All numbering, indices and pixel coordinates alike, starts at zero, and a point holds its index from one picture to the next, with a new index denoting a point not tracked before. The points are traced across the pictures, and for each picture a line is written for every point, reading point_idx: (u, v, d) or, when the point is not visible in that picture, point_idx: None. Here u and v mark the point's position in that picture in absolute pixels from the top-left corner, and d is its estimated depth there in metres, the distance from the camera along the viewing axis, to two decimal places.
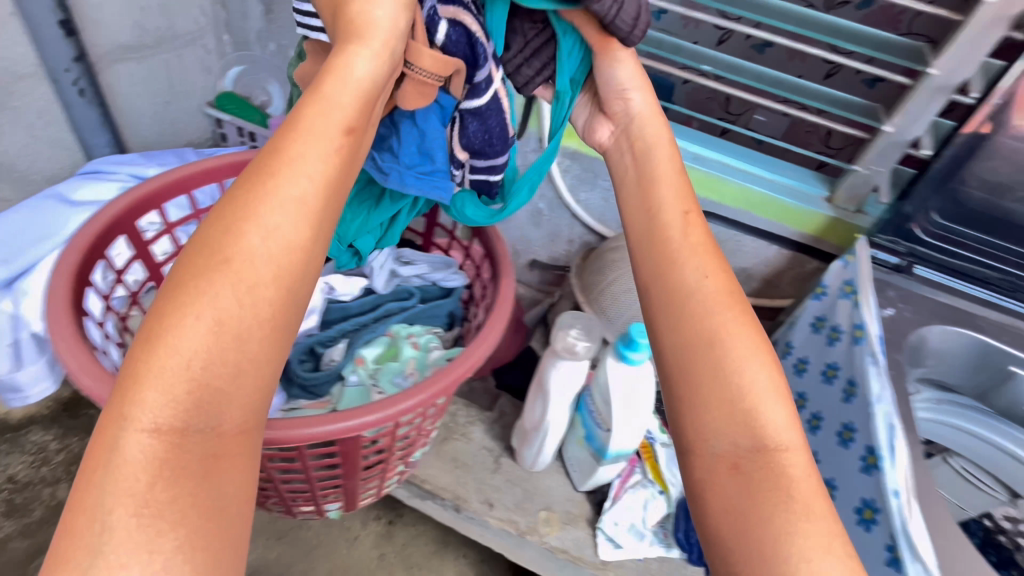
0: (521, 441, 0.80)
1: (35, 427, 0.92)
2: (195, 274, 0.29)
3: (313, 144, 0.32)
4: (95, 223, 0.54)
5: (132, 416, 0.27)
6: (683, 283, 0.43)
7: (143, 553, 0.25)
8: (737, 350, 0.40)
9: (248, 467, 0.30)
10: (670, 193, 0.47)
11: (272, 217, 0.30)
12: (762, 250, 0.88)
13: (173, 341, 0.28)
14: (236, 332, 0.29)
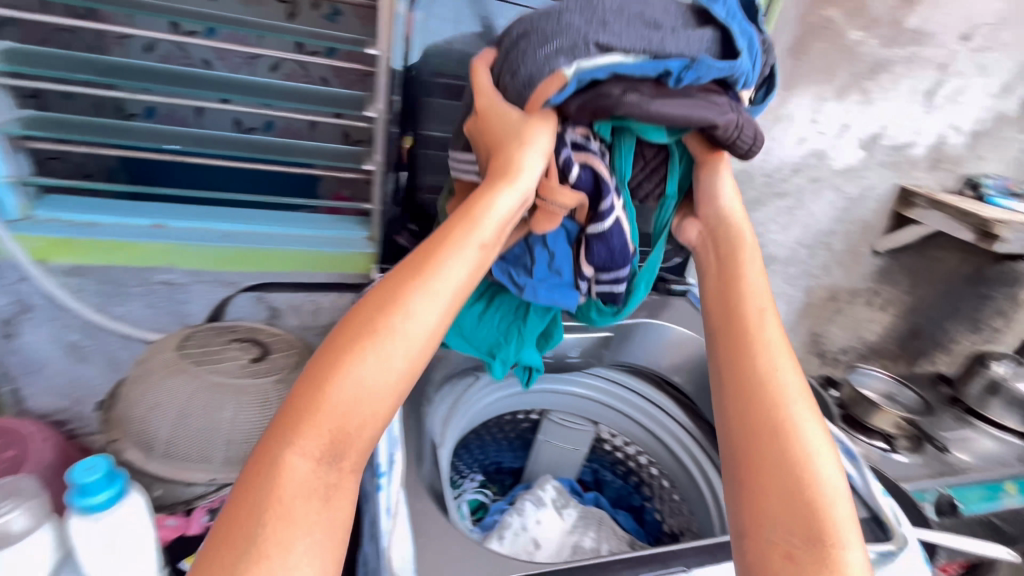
0: None
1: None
2: (356, 341, 0.43)
3: (454, 255, 0.48)
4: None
5: (300, 435, 0.40)
6: (750, 344, 0.55)
7: (287, 547, 0.37)
8: (787, 402, 0.51)
9: (352, 493, 0.42)
10: (755, 276, 0.60)
11: (417, 308, 0.45)
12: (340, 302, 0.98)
13: (339, 388, 0.41)
14: (381, 391, 0.43)
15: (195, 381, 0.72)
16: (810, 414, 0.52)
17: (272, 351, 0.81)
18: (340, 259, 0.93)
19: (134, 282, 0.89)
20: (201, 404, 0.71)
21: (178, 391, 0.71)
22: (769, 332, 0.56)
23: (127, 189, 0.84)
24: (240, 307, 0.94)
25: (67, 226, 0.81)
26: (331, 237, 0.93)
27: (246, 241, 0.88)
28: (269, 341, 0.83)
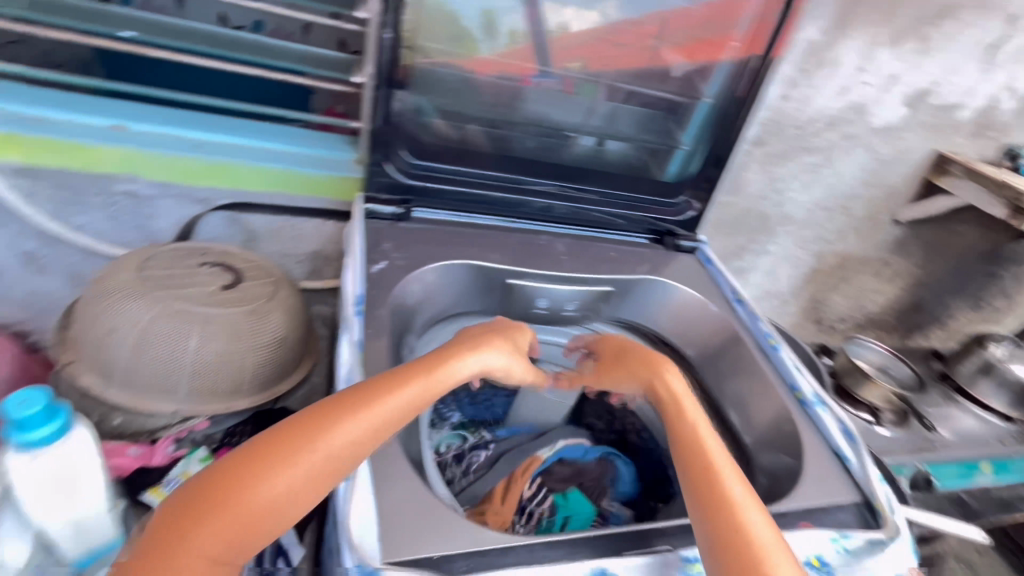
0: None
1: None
2: (278, 452, 0.44)
3: (385, 380, 0.50)
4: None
5: (187, 546, 0.39)
6: (716, 481, 0.50)
7: None
8: (753, 527, 0.46)
9: None
10: (706, 428, 0.56)
11: (336, 428, 0.45)
12: (326, 229, 0.90)
13: (241, 503, 0.42)
14: (277, 519, 0.43)
15: (158, 307, 0.66)
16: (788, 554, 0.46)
17: (245, 279, 0.74)
18: (323, 182, 0.84)
19: (89, 189, 0.78)
20: (163, 334, 0.65)
21: (138, 317, 0.65)
22: (733, 472, 0.52)
23: (89, 83, 0.75)
24: (211, 229, 0.86)
25: (14, 119, 0.72)
26: (316, 157, 0.84)
27: (217, 154, 0.79)
28: (242, 268, 0.76)
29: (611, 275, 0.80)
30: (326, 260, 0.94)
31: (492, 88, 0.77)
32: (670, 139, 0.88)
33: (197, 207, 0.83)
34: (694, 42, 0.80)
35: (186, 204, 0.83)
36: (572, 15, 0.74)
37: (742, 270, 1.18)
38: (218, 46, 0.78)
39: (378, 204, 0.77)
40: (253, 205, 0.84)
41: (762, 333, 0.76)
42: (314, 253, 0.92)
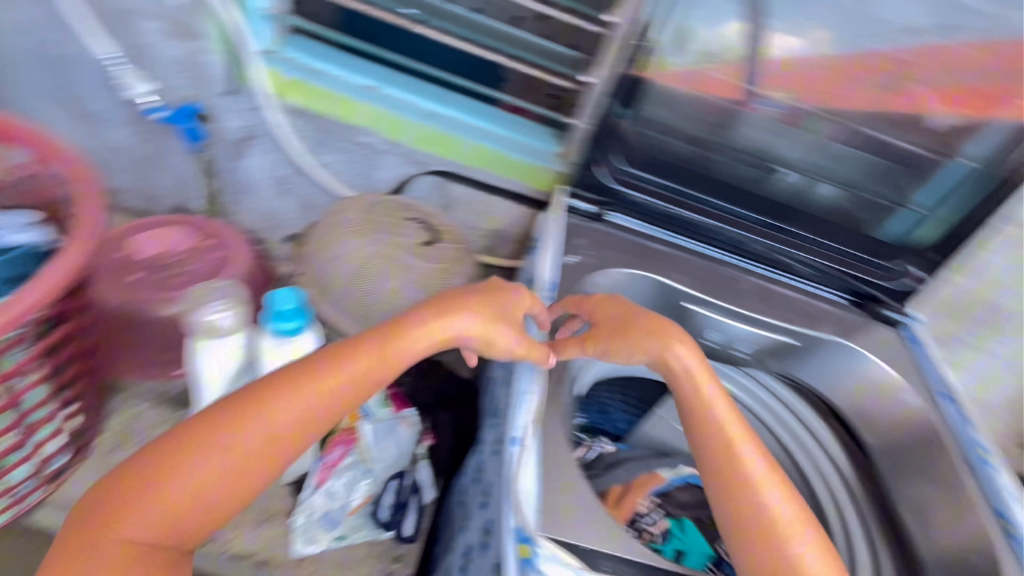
0: None
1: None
2: (192, 446, 0.52)
3: (346, 369, 0.56)
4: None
5: (183, 468, 0.51)
6: (742, 479, 0.56)
7: None
8: (768, 499, 0.55)
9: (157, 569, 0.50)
10: (726, 416, 0.60)
11: (270, 418, 0.53)
12: (514, 211, 0.96)
13: (158, 491, 0.50)
14: (267, 455, 0.53)
15: (375, 244, 0.78)
16: (817, 546, 0.54)
17: (440, 241, 0.82)
18: (524, 167, 0.89)
19: (340, 134, 0.91)
20: (373, 268, 0.77)
21: (359, 248, 0.78)
22: (761, 467, 0.57)
23: (359, 45, 0.86)
24: (419, 188, 0.96)
25: (302, 69, 0.87)
26: (524, 145, 0.88)
27: (443, 125, 0.87)
28: (441, 228, 0.85)
29: (802, 328, 0.75)
30: (504, 239, 1.00)
31: (708, 105, 0.73)
32: (901, 196, 0.77)
33: (414, 167, 0.93)
34: (964, 88, 0.67)
35: (406, 163, 0.93)
36: (817, 38, 0.67)
37: (952, 363, 0.99)
38: (466, 29, 0.83)
39: (581, 200, 0.81)
40: (459, 176, 0.92)
41: (971, 442, 0.66)
42: (497, 230, 0.99)
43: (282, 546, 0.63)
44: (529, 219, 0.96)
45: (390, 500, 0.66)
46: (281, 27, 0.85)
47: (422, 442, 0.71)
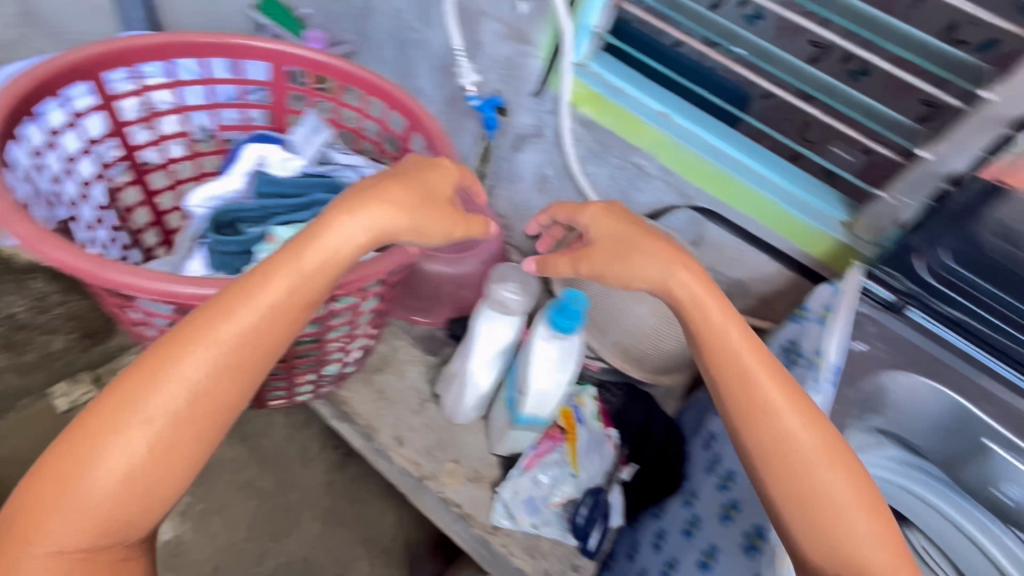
0: (443, 386, 0.73)
1: (39, 275, 1.18)
2: (186, 347, 0.52)
3: (273, 269, 0.54)
4: (46, 64, 0.67)
5: (168, 382, 0.51)
6: (794, 462, 0.50)
7: (112, 490, 0.50)
8: (834, 501, 0.49)
9: (183, 467, 0.53)
10: (780, 397, 0.53)
11: (239, 316, 0.53)
12: (766, 267, 0.90)
13: (157, 389, 0.51)
14: (261, 352, 0.54)
15: None
16: (902, 562, 0.48)
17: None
18: (806, 230, 0.82)
19: (615, 152, 0.95)
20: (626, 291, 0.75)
21: None
22: (830, 468, 0.50)
23: (670, 74, 0.88)
24: (676, 220, 0.95)
25: (606, 85, 0.91)
26: (808, 204, 0.82)
27: (730, 166, 0.85)
28: None
29: None
30: (744, 292, 0.94)
31: None
32: None
33: (678, 198, 0.93)
34: None
35: (671, 192, 0.93)
36: None
37: None
38: (796, 78, 0.79)
39: (881, 287, 0.77)
40: (723, 218, 0.90)
41: None
42: (742, 282, 0.93)
43: (484, 510, 0.69)
44: (786, 280, 0.89)
45: (585, 510, 0.68)
46: (599, 43, 0.90)
47: (621, 467, 0.74)
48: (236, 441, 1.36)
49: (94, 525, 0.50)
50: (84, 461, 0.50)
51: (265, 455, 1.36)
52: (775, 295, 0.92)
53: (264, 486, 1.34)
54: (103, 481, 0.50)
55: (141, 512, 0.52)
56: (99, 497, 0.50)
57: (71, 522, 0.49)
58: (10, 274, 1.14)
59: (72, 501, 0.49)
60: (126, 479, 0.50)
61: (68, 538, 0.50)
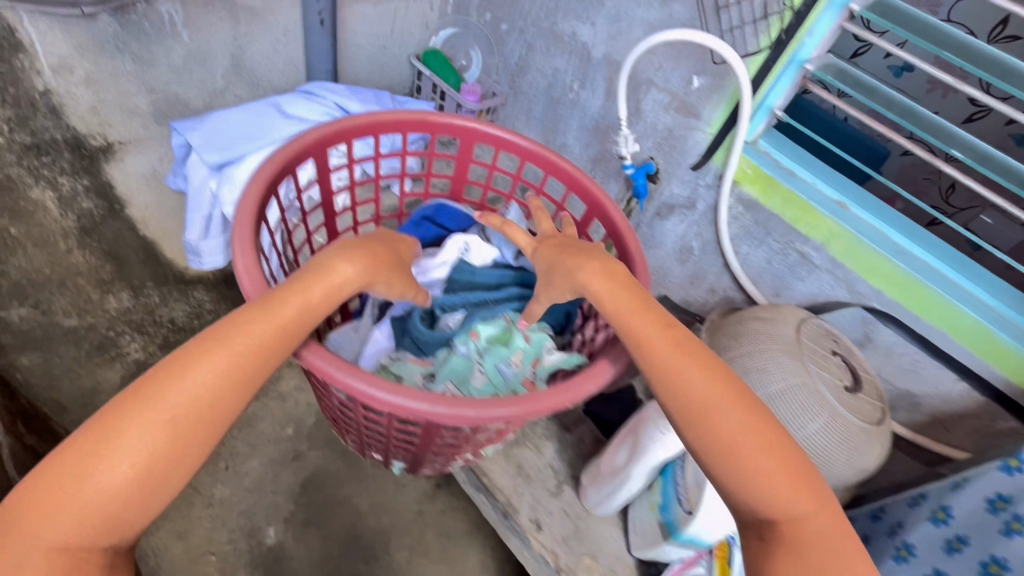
0: (590, 477, 0.69)
1: (201, 285, 1.16)
2: (202, 356, 0.46)
3: (295, 292, 0.50)
4: (298, 141, 0.60)
5: (175, 380, 0.45)
6: (710, 424, 0.48)
7: (95, 508, 0.42)
8: (743, 452, 0.47)
9: (179, 480, 0.45)
10: (688, 365, 0.50)
11: (259, 331, 0.48)
12: (945, 383, 0.81)
13: (163, 400, 0.44)
14: (276, 354, 0.49)
15: (805, 376, 0.70)
16: (797, 492, 0.46)
17: (862, 389, 0.75)
18: (1006, 351, 0.73)
19: (777, 236, 0.89)
20: (797, 404, 0.69)
21: (788, 373, 0.71)
22: (733, 420, 0.48)
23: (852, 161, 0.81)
24: (841, 318, 0.87)
25: (777, 166, 0.85)
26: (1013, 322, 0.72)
27: (918, 271, 0.77)
28: (863, 377, 0.76)
29: None
30: (911, 404, 0.85)
31: None
32: None
33: (847, 294, 0.85)
34: None
35: (839, 286, 0.85)
36: None
37: None
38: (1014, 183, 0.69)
39: None
40: (900, 322, 0.81)
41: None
42: (912, 394, 0.84)
43: None
44: (970, 400, 0.79)
45: None
46: (773, 121, 0.85)
47: None
48: (336, 455, 1.34)
49: (90, 527, 0.42)
50: (86, 461, 0.42)
51: (364, 474, 1.33)
52: (953, 414, 0.81)
53: (359, 505, 1.30)
54: (102, 485, 0.42)
55: (140, 517, 0.44)
56: (80, 516, 0.41)
57: (62, 529, 0.41)
58: (180, 284, 1.13)
59: (64, 505, 0.41)
60: (127, 484, 0.43)
61: (62, 542, 0.41)
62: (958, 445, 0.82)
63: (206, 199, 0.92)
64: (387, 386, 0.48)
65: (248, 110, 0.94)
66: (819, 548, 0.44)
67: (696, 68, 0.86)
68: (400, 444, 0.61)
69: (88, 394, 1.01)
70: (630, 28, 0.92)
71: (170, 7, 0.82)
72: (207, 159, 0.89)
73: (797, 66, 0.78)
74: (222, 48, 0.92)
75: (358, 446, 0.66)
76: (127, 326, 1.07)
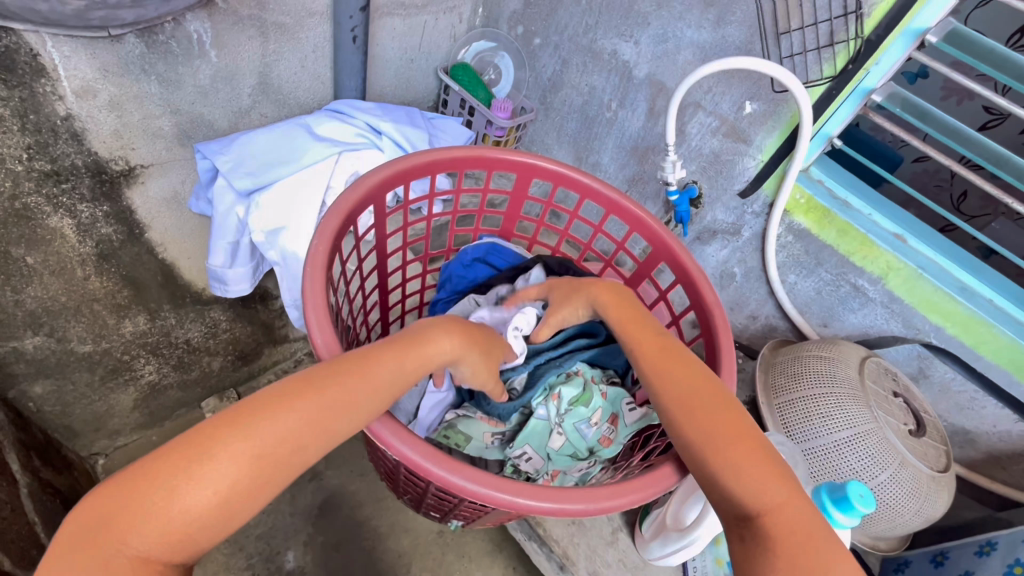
0: (653, 530, 0.67)
1: (217, 305, 1.15)
2: (299, 394, 0.44)
3: (390, 356, 0.49)
4: (357, 188, 0.58)
5: (275, 412, 0.42)
6: (690, 410, 0.50)
7: (163, 532, 0.37)
8: (720, 436, 0.47)
9: (244, 517, 0.41)
10: (671, 362, 0.54)
11: (356, 384, 0.46)
12: (1005, 423, 0.79)
13: (255, 433, 0.41)
14: (364, 413, 0.46)
15: (874, 424, 0.68)
16: (772, 483, 0.44)
17: (926, 433, 0.73)
18: None
19: (830, 267, 0.86)
20: (865, 453, 0.67)
21: (856, 421, 0.69)
22: (708, 409, 0.50)
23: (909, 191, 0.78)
24: (895, 353, 0.84)
25: (833, 198, 0.82)
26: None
27: (984, 311, 0.74)
28: (927, 420, 0.74)
29: None
30: (967, 442, 0.83)
31: None
32: None
33: (903, 329, 0.82)
34: None
35: (894, 321, 0.83)
36: None
37: None
38: None
39: None
40: (960, 361, 0.78)
41: None
42: (968, 432, 0.82)
43: None
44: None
45: None
46: (827, 149, 0.83)
47: None
48: (355, 474, 1.31)
49: (165, 545, 0.38)
50: (175, 480, 0.38)
51: (383, 494, 1.30)
52: (1011, 452, 0.80)
53: (378, 526, 1.25)
54: (185, 505, 0.38)
55: (204, 544, 0.40)
56: (149, 540, 0.37)
57: (141, 541, 0.37)
58: (197, 306, 1.11)
59: (147, 521, 0.37)
60: (207, 508, 0.39)
61: (135, 557, 0.37)
62: (1014, 483, 0.81)
63: (232, 227, 0.88)
64: (476, 474, 0.46)
65: (277, 131, 0.89)
66: (797, 537, 0.41)
67: (750, 94, 0.83)
68: (472, 509, 0.56)
69: (101, 417, 1.11)
70: (680, 48, 0.88)
71: (199, 26, 0.78)
72: (237, 187, 0.84)
73: (861, 95, 0.75)
74: (250, 66, 0.87)
75: (413, 504, 0.62)
76: (142, 350, 1.08)
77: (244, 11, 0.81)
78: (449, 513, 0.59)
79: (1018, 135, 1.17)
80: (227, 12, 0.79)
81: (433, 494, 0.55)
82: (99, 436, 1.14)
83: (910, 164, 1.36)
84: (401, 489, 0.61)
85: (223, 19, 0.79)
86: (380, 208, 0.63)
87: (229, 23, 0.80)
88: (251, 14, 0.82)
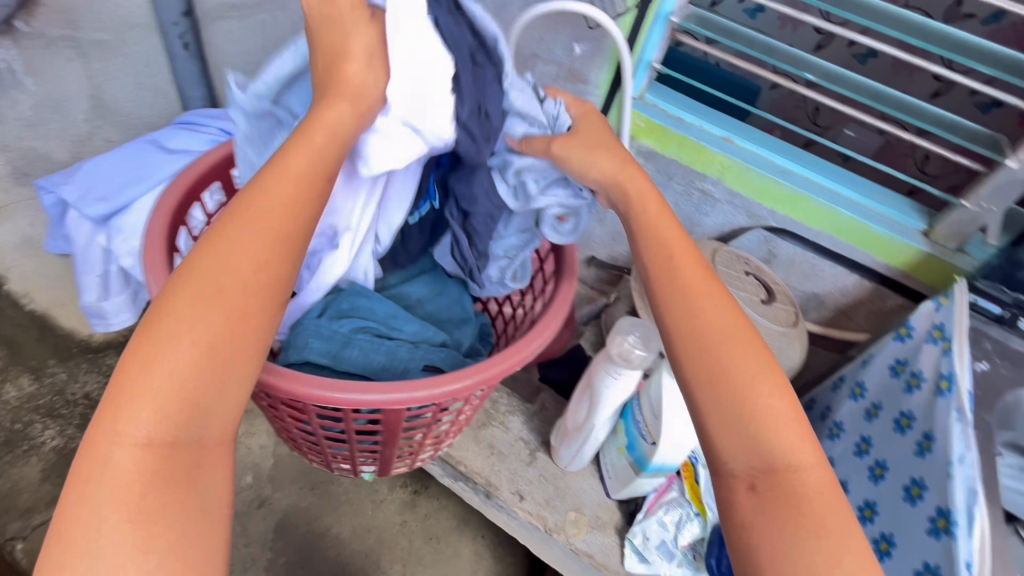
0: (560, 438, 0.74)
1: (113, 350, 1.05)
2: (226, 227, 0.43)
3: (299, 150, 0.46)
4: (195, 168, 0.59)
5: (213, 246, 0.42)
6: (721, 354, 0.46)
7: (152, 411, 0.38)
8: (752, 384, 0.44)
9: (241, 375, 0.41)
10: (709, 302, 0.48)
11: (270, 195, 0.44)
12: (841, 280, 0.91)
13: (203, 277, 0.41)
14: (302, 214, 0.45)
15: None
16: (800, 445, 0.44)
17: (776, 299, 0.84)
18: (883, 241, 0.83)
19: (679, 178, 0.95)
20: None
21: None
22: (741, 360, 0.45)
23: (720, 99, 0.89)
24: (746, 241, 0.96)
25: (667, 116, 0.91)
26: (884, 217, 0.83)
27: (801, 186, 0.85)
28: (776, 289, 0.85)
29: None
30: (818, 304, 0.96)
31: None
32: None
33: (748, 219, 0.94)
34: None
35: (739, 213, 0.94)
36: None
37: None
38: (839, 85, 0.80)
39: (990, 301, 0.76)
40: (795, 234, 0.90)
41: None
42: (817, 294, 0.95)
43: (615, 557, 0.70)
44: (860, 290, 0.91)
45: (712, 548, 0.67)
46: (653, 74, 0.92)
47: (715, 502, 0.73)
48: (306, 489, 1.21)
49: (166, 418, 0.38)
50: (150, 351, 0.38)
51: (339, 500, 1.21)
52: (849, 305, 0.93)
53: (340, 532, 1.18)
54: (169, 368, 0.38)
55: (219, 404, 0.40)
56: (141, 420, 0.37)
57: (135, 427, 0.37)
58: (90, 354, 1.03)
59: (139, 399, 0.38)
60: (194, 362, 0.39)
61: (137, 443, 0.37)
62: (857, 328, 0.95)
63: (97, 256, 0.85)
64: (315, 378, 0.46)
65: (124, 150, 0.87)
66: (820, 498, 0.41)
67: (575, 36, 0.89)
68: (366, 446, 0.59)
69: (7, 499, 0.89)
70: (508, 5, 0.93)
71: (4, 54, 0.74)
72: (90, 213, 0.82)
73: (664, 18, 0.85)
74: (77, 90, 0.84)
75: (324, 462, 0.65)
76: (36, 413, 0.96)
77: (54, 32, 0.77)
78: (355, 460, 0.62)
79: (847, 49, 1.33)
80: (33, 36, 0.76)
81: (317, 437, 0.58)
82: (13, 520, 0.88)
83: (768, 92, 1.50)
84: (301, 446, 0.63)
85: (31, 44, 0.76)
86: (229, 189, 0.65)
87: (39, 47, 0.77)
88: (63, 35, 0.78)
